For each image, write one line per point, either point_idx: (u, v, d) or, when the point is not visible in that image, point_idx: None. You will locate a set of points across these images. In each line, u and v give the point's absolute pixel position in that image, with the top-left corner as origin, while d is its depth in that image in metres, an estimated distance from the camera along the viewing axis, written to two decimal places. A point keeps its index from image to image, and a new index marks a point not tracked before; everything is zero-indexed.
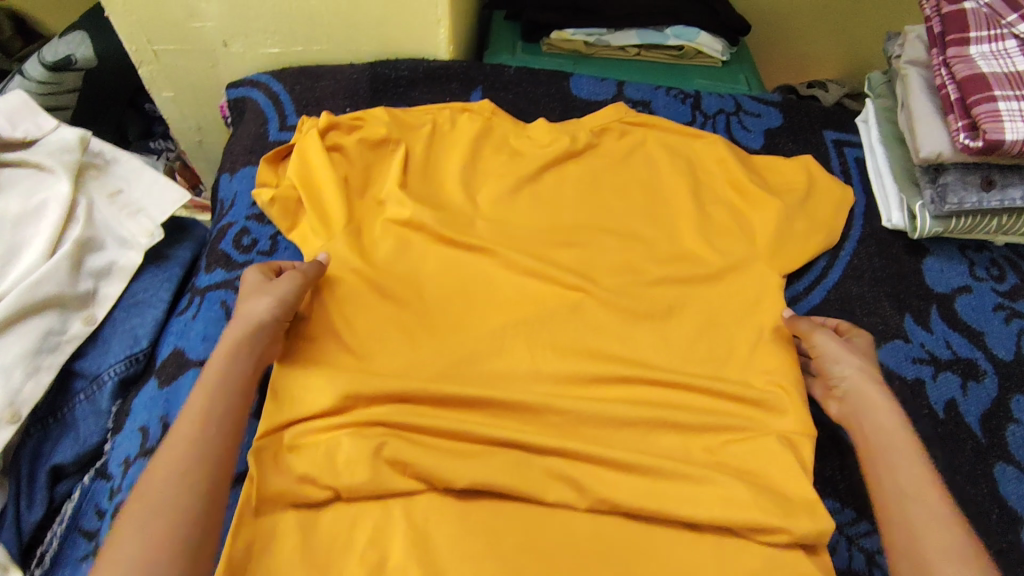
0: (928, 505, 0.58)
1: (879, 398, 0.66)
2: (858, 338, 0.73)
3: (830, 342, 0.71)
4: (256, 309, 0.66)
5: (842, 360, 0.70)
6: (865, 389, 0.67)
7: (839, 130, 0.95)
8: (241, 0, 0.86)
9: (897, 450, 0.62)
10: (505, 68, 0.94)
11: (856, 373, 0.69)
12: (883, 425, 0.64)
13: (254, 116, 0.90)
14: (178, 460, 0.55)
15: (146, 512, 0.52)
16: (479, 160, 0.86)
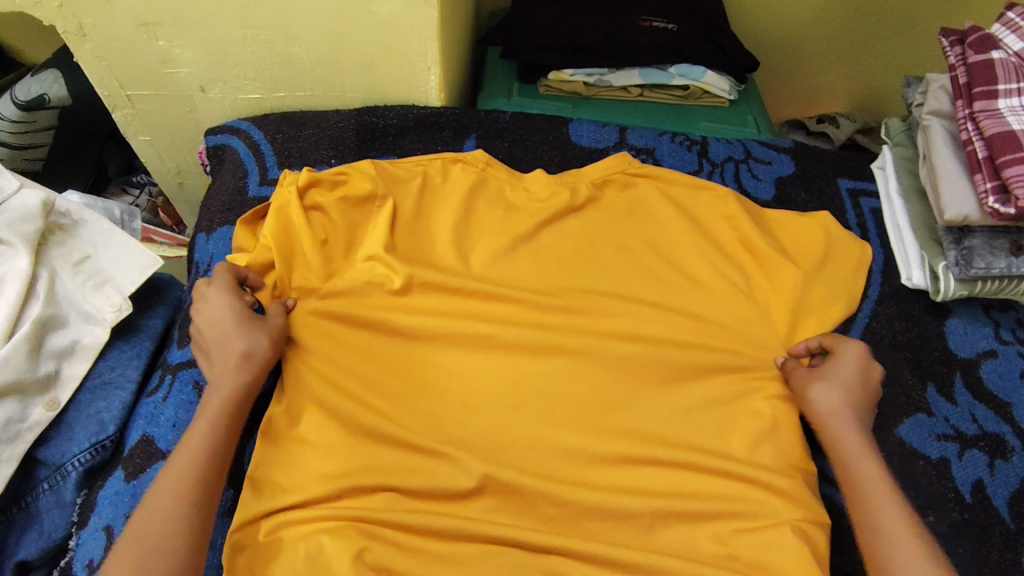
0: (896, 545, 0.56)
1: (852, 427, 0.64)
2: (847, 356, 0.69)
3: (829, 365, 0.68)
4: (250, 348, 0.64)
5: (835, 382, 0.67)
6: (841, 417, 0.65)
7: (854, 178, 0.90)
8: (218, 46, 0.80)
9: (868, 486, 0.60)
10: (501, 114, 0.89)
11: (834, 401, 0.66)
12: (856, 459, 0.62)
13: (233, 168, 0.84)
14: (185, 511, 0.54)
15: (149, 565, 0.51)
16: (472, 214, 0.80)
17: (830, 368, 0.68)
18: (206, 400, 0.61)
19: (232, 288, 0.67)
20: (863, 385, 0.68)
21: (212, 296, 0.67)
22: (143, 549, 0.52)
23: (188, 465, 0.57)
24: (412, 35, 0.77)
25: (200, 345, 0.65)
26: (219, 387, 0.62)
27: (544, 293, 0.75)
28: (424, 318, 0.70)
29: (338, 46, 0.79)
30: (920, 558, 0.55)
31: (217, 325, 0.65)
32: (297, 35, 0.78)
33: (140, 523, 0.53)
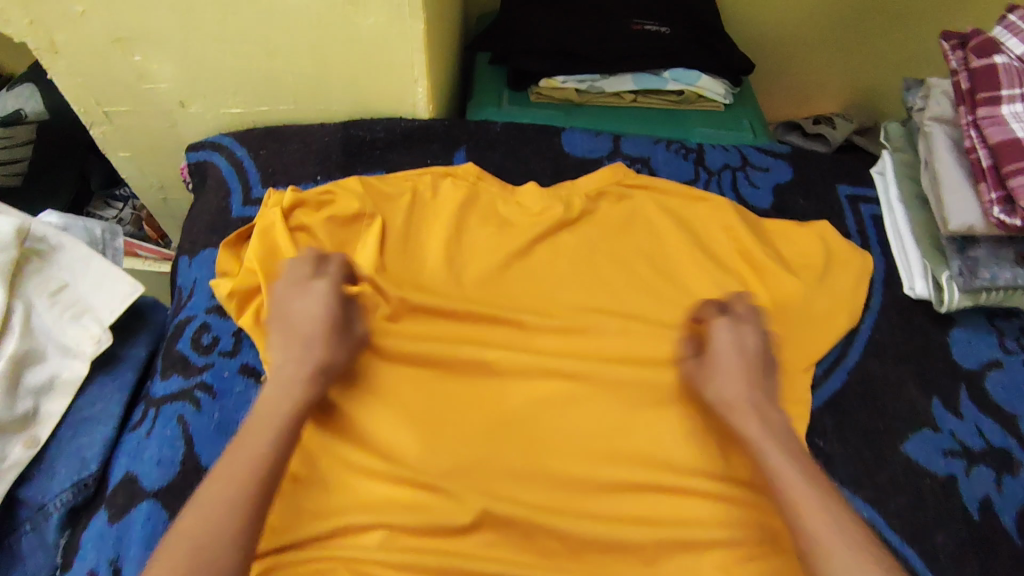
0: (812, 540, 0.54)
1: (754, 421, 0.61)
2: (720, 345, 0.65)
3: (724, 344, 0.65)
4: (330, 359, 0.62)
5: (729, 362, 0.64)
6: (738, 414, 0.62)
7: (854, 183, 0.88)
8: (197, 61, 0.77)
9: (780, 484, 0.57)
10: (491, 124, 0.86)
11: (727, 399, 0.63)
12: (765, 456, 0.59)
13: (216, 186, 0.81)
14: (249, 516, 0.52)
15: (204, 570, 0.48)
16: (464, 229, 0.78)
17: (710, 364, 0.65)
18: (277, 396, 0.59)
19: (334, 287, 0.65)
20: (745, 367, 0.64)
21: (311, 291, 0.64)
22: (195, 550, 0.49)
23: (254, 467, 0.54)
24: (399, 46, 0.74)
25: (281, 333, 0.63)
26: (294, 389, 0.59)
27: (540, 313, 0.73)
28: (416, 343, 0.68)
29: (322, 59, 0.76)
30: (841, 552, 0.52)
31: (307, 323, 0.62)
32: (279, 48, 0.75)
33: (200, 518, 0.51)
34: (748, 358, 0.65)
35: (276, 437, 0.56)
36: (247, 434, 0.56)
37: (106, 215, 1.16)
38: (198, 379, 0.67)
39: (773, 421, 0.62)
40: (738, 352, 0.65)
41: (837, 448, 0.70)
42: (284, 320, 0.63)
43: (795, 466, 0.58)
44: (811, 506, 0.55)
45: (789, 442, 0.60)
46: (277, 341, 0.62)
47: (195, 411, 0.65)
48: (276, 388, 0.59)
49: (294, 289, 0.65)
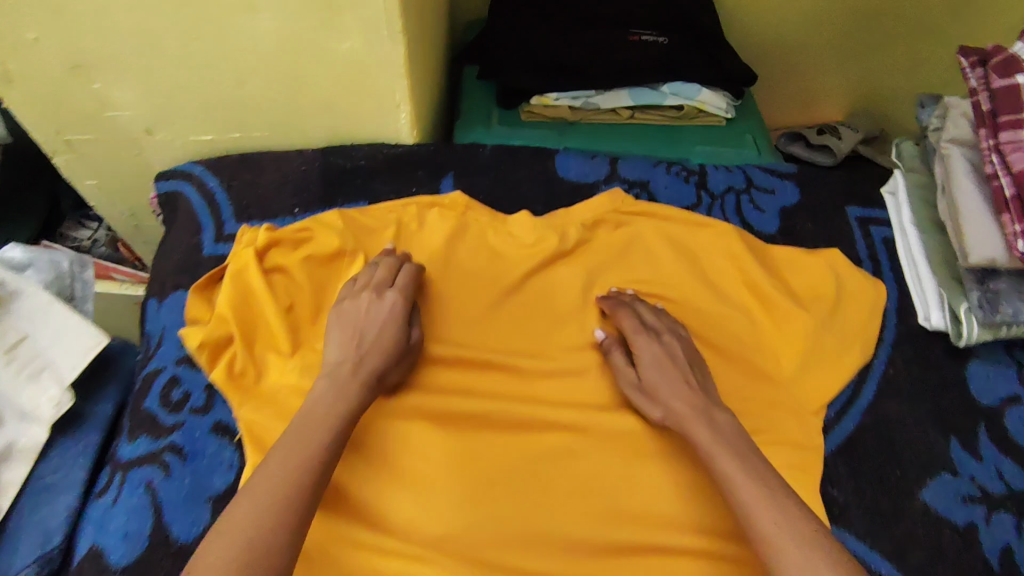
0: (762, 534, 0.52)
1: (701, 427, 0.59)
2: (648, 356, 0.64)
3: (647, 350, 0.64)
4: (387, 369, 0.60)
5: (660, 369, 0.63)
6: (687, 423, 0.60)
7: (863, 205, 0.83)
8: (161, 87, 0.71)
9: (726, 482, 0.56)
10: (480, 148, 0.81)
11: (672, 411, 0.61)
12: (713, 461, 0.57)
13: (186, 221, 0.76)
14: (299, 515, 0.50)
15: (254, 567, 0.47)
16: (453, 263, 0.73)
17: (647, 377, 0.64)
18: (335, 397, 0.57)
19: (403, 297, 0.64)
20: (677, 374, 0.63)
21: (382, 297, 0.63)
22: (243, 545, 0.48)
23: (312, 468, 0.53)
24: (378, 71, 0.68)
25: (344, 334, 0.61)
26: (352, 391, 0.57)
27: (536, 357, 0.69)
28: (406, 396, 0.64)
29: (297, 85, 0.70)
30: (793, 545, 0.50)
31: (372, 331, 0.61)
32: (249, 73, 0.69)
33: (252, 511, 0.50)
34: (674, 362, 0.64)
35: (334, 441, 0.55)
36: (304, 431, 0.55)
37: (80, 236, 1.11)
38: (167, 441, 0.62)
39: (717, 422, 0.59)
40: (669, 360, 0.64)
41: (851, 498, 0.67)
42: (347, 321, 0.62)
43: (741, 463, 0.56)
44: (761, 503, 0.53)
45: (733, 440, 0.58)
46: (339, 342, 0.60)
47: (163, 477, 0.60)
48: (334, 386, 0.58)
49: (365, 291, 0.64)
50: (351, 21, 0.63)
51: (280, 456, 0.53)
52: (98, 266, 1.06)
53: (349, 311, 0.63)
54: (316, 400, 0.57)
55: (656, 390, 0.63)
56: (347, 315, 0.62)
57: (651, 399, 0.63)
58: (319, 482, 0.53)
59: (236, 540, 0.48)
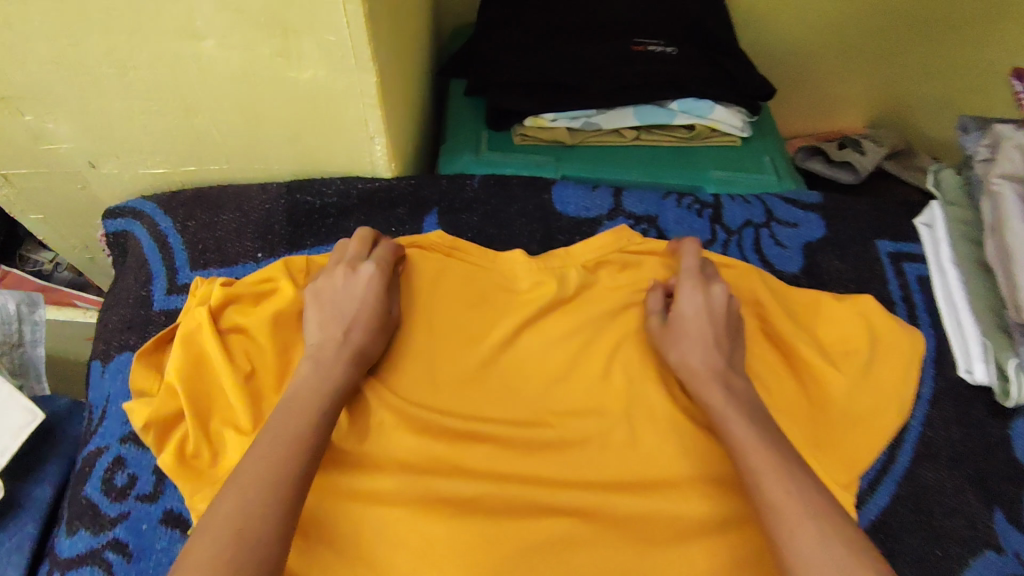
0: (771, 500, 0.48)
1: (716, 387, 0.57)
2: (687, 305, 0.62)
3: (689, 299, 0.62)
4: (368, 344, 0.57)
5: (690, 319, 0.61)
6: (701, 380, 0.57)
7: (895, 238, 0.75)
8: (102, 119, 0.62)
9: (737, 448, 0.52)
10: (467, 180, 0.73)
11: (689, 363, 0.58)
12: (725, 423, 0.54)
13: (136, 268, 0.68)
14: (291, 488, 0.47)
15: (245, 556, 0.43)
16: (441, 314, 0.64)
17: (675, 326, 0.61)
18: (317, 378, 0.54)
19: (380, 269, 0.61)
20: (709, 331, 0.60)
21: (357, 271, 0.60)
22: (226, 512, 0.44)
23: (300, 438, 0.49)
24: (346, 103, 0.60)
25: (323, 314, 0.58)
26: (335, 370, 0.54)
27: (533, 426, 0.61)
28: (385, 478, 0.56)
29: (254, 118, 0.62)
30: (806, 518, 0.46)
31: (346, 305, 0.58)
32: (198, 105, 0.60)
33: (237, 492, 0.45)
34: (714, 320, 0.61)
35: (321, 414, 0.52)
36: (286, 416, 0.51)
37: (41, 258, 1.01)
38: (109, 535, 0.55)
39: (733, 385, 0.57)
40: (708, 312, 0.61)
41: None
42: (323, 300, 0.59)
43: (757, 428, 0.53)
44: (794, 512, 0.46)
45: (750, 421, 0.53)
46: (316, 322, 0.57)
47: None
48: (316, 367, 0.54)
49: (339, 266, 0.60)
50: (311, 48, 0.54)
51: (266, 441, 0.49)
52: (59, 295, 0.95)
53: (324, 287, 0.59)
54: (296, 384, 0.53)
55: (676, 336, 0.60)
56: (322, 295, 0.59)
57: (668, 344, 0.61)
58: (309, 467, 0.49)
59: (225, 529, 0.44)
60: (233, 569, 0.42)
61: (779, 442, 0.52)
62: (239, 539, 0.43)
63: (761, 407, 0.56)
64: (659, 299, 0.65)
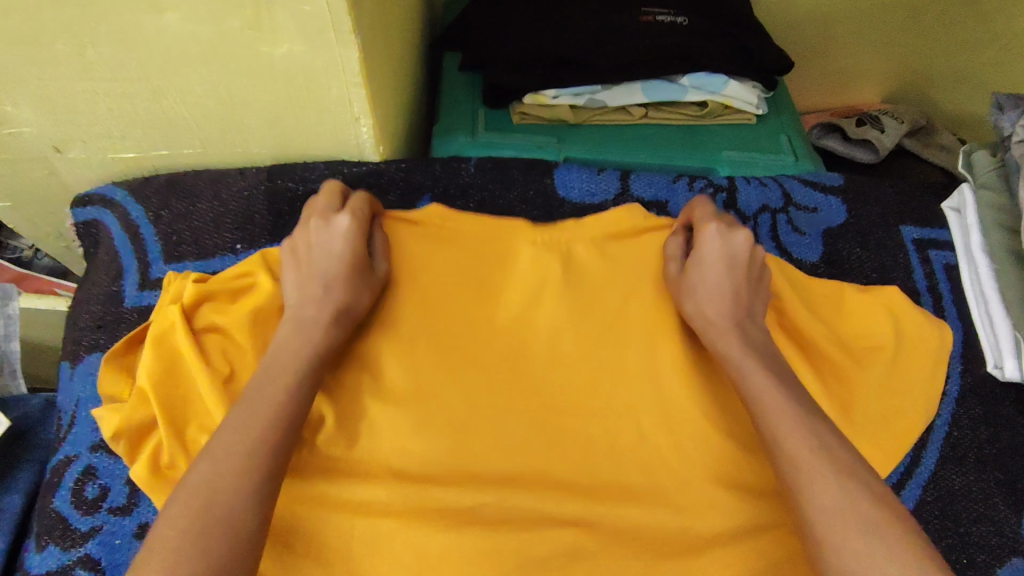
0: (793, 463, 0.45)
1: (734, 341, 0.53)
2: (708, 251, 0.56)
3: (711, 244, 0.56)
4: (350, 303, 0.53)
5: (706, 266, 0.56)
6: (717, 333, 0.54)
7: (920, 224, 0.70)
8: (61, 101, 0.56)
9: (757, 407, 0.49)
10: (462, 163, 0.67)
11: (705, 314, 0.55)
12: (744, 375, 0.51)
13: (107, 262, 0.63)
14: (269, 455, 0.44)
15: (214, 531, 0.40)
16: (436, 305, 0.59)
17: (692, 273, 0.56)
18: (298, 340, 0.50)
19: (356, 221, 0.56)
20: (728, 281, 0.55)
21: (331, 223, 0.55)
22: (202, 486, 0.42)
23: (277, 407, 0.46)
24: (327, 81, 0.54)
25: (302, 273, 0.54)
26: (315, 332, 0.51)
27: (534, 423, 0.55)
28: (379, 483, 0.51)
29: (228, 100, 0.56)
30: (829, 478, 0.44)
31: (322, 261, 0.54)
32: (165, 85, 0.55)
33: (209, 466, 0.43)
34: (735, 268, 0.56)
35: (298, 378, 0.48)
36: (261, 383, 0.47)
37: (21, 242, 0.92)
38: (80, 551, 0.51)
39: (749, 335, 0.54)
40: (726, 261, 0.56)
41: None
42: (303, 256, 0.55)
43: (779, 384, 0.50)
44: (830, 492, 0.43)
45: (780, 388, 0.49)
46: (294, 281, 0.54)
47: None
48: (295, 329, 0.51)
49: (314, 218, 0.55)
50: (286, 20, 0.49)
51: (239, 409, 0.46)
52: (39, 284, 0.87)
53: (303, 243, 0.55)
54: (275, 348, 0.50)
55: (693, 283, 0.56)
56: (301, 250, 0.55)
57: (683, 290, 0.57)
58: (287, 435, 0.46)
59: (191, 505, 0.41)
60: (206, 545, 0.39)
61: (812, 420, 0.47)
62: (206, 514, 0.40)
63: (783, 363, 0.53)
64: (679, 244, 0.60)
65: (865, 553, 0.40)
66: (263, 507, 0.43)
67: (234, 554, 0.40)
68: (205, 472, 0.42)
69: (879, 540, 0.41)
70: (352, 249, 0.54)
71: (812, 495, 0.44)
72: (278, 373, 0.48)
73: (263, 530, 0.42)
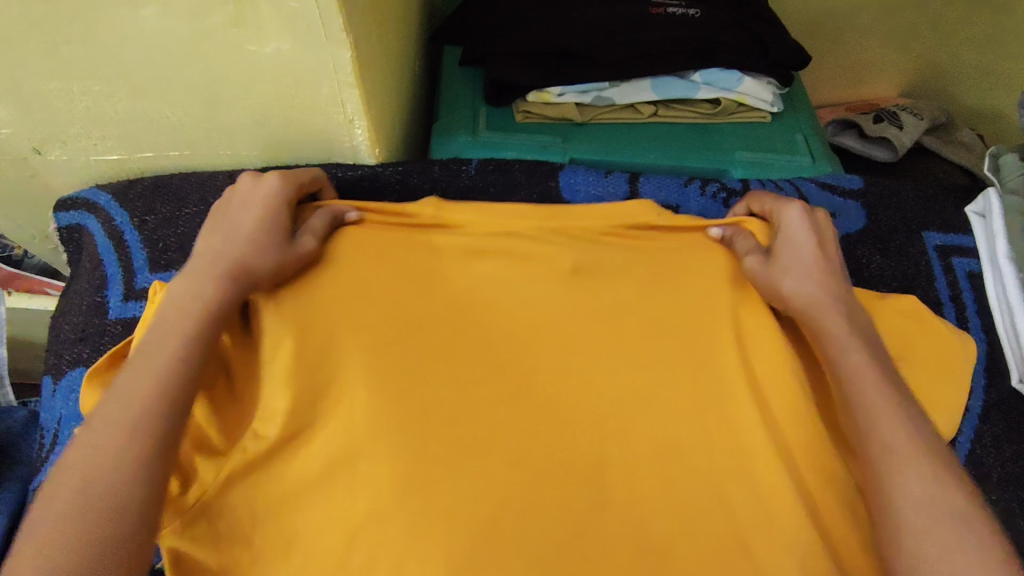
0: (886, 446, 0.42)
1: (838, 317, 0.49)
2: (791, 232, 0.54)
3: (796, 225, 0.55)
4: (252, 258, 0.48)
5: (800, 247, 0.53)
6: (822, 306, 0.49)
7: (944, 229, 0.67)
8: (38, 102, 0.53)
9: (854, 386, 0.45)
10: (462, 166, 0.64)
11: (807, 291, 0.50)
12: (844, 353, 0.47)
13: (91, 271, 0.61)
14: (150, 418, 0.39)
15: (88, 505, 0.35)
16: (432, 300, 0.51)
17: (782, 256, 0.53)
18: (188, 295, 0.45)
19: (283, 183, 0.53)
20: (823, 262, 0.52)
21: (260, 181, 0.52)
22: (82, 459, 0.37)
23: (164, 366, 0.41)
24: (318, 80, 0.51)
25: (215, 223, 0.50)
26: (206, 289, 0.46)
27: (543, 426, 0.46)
28: (355, 491, 0.42)
29: (212, 99, 0.53)
30: (917, 462, 0.41)
31: (238, 215, 0.50)
32: (144, 84, 0.51)
33: (91, 437, 0.38)
34: (822, 250, 0.53)
35: (189, 334, 0.43)
36: (147, 345, 0.43)
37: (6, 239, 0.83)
38: None
39: (856, 316, 0.50)
40: (815, 241, 0.54)
41: None
42: (221, 210, 0.52)
43: (877, 366, 0.46)
44: (917, 480, 0.40)
45: (880, 372, 0.46)
46: (206, 231, 0.50)
47: None
48: (190, 279, 0.46)
49: (242, 176, 0.54)
50: (272, 16, 0.46)
51: (126, 374, 0.41)
52: (24, 283, 0.81)
53: (225, 201, 0.52)
54: (167, 300, 0.45)
55: (786, 263, 0.52)
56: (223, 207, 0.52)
57: (781, 269, 0.52)
58: (178, 401, 0.41)
59: (75, 484, 0.36)
60: (80, 520, 0.35)
61: (894, 411, 0.43)
62: (83, 493, 0.36)
63: (886, 355, 0.49)
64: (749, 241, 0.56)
65: (943, 547, 0.37)
66: (150, 475, 0.37)
67: (110, 532, 0.35)
68: (83, 443, 0.38)
69: (969, 531, 0.37)
70: (258, 203, 0.51)
71: (905, 478, 0.40)
72: (165, 326, 0.43)
73: (153, 500, 0.37)
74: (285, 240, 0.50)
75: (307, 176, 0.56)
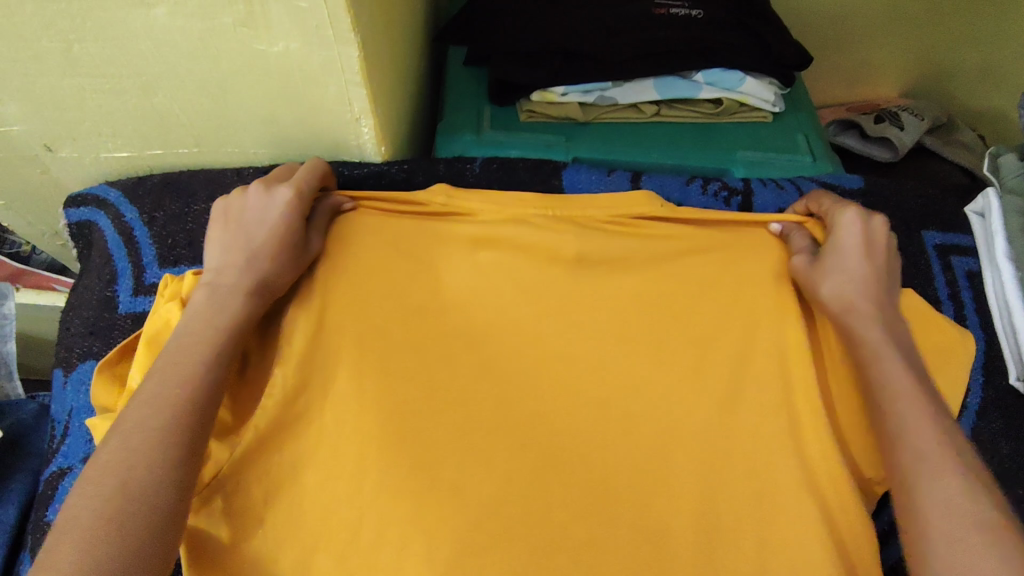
0: (916, 458, 0.42)
1: (875, 327, 0.48)
2: (844, 237, 0.52)
3: (847, 229, 0.52)
4: (273, 276, 0.48)
5: (844, 253, 0.51)
6: (857, 316, 0.48)
7: (943, 228, 0.68)
8: (50, 99, 0.54)
9: (887, 395, 0.45)
10: (467, 164, 0.65)
11: (851, 298, 0.49)
12: (877, 363, 0.46)
13: (100, 266, 0.62)
14: (184, 428, 0.40)
15: (126, 506, 0.37)
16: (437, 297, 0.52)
17: (833, 258, 0.51)
18: (212, 310, 0.46)
19: (300, 192, 0.51)
20: (870, 270, 0.50)
21: (272, 192, 0.50)
22: (116, 463, 0.38)
23: (193, 377, 0.42)
24: (326, 80, 0.52)
25: (228, 235, 0.49)
26: (231, 303, 0.46)
27: (542, 421, 0.48)
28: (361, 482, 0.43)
29: (222, 97, 0.54)
30: (946, 471, 0.41)
31: (254, 228, 0.49)
32: (156, 82, 0.52)
33: (124, 441, 0.39)
34: (874, 256, 0.51)
35: (218, 348, 0.44)
36: (174, 352, 0.44)
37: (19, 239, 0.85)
38: None
39: (893, 327, 0.48)
40: (865, 248, 0.51)
41: None
42: (233, 216, 0.50)
43: (914, 380, 0.45)
44: (943, 488, 0.40)
45: (915, 382, 0.45)
46: (219, 244, 0.49)
47: None
48: (211, 297, 0.47)
49: (252, 183, 0.51)
50: (281, 15, 0.47)
51: (155, 380, 0.42)
52: (34, 280, 0.82)
53: (235, 204, 0.50)
54: (189, 314, 0.46)
55: (831, 266, 0.51)
56: (233, 211, 0.50)
57: (825, 272, 0.50)
58: (208, 407, 0.42)
59: (110, 484, 0.38)
60: (117, 522, 0.36)
61: (923, 417, 0.43)
62: (121, 492, 0.37)
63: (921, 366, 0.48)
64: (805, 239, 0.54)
65: (961, 553, 0.37)
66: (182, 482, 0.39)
67: (146, 536, 0.36)
68: (115, 448, 0.39)
69: (991, 542, 0.37)
70: (266, 215, 0.50)
71: (936, 489, 0.40)
72: (191, 339, 0.44)
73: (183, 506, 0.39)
74: (301, 250, 0.50)
75: (319, 171, 0.54)
